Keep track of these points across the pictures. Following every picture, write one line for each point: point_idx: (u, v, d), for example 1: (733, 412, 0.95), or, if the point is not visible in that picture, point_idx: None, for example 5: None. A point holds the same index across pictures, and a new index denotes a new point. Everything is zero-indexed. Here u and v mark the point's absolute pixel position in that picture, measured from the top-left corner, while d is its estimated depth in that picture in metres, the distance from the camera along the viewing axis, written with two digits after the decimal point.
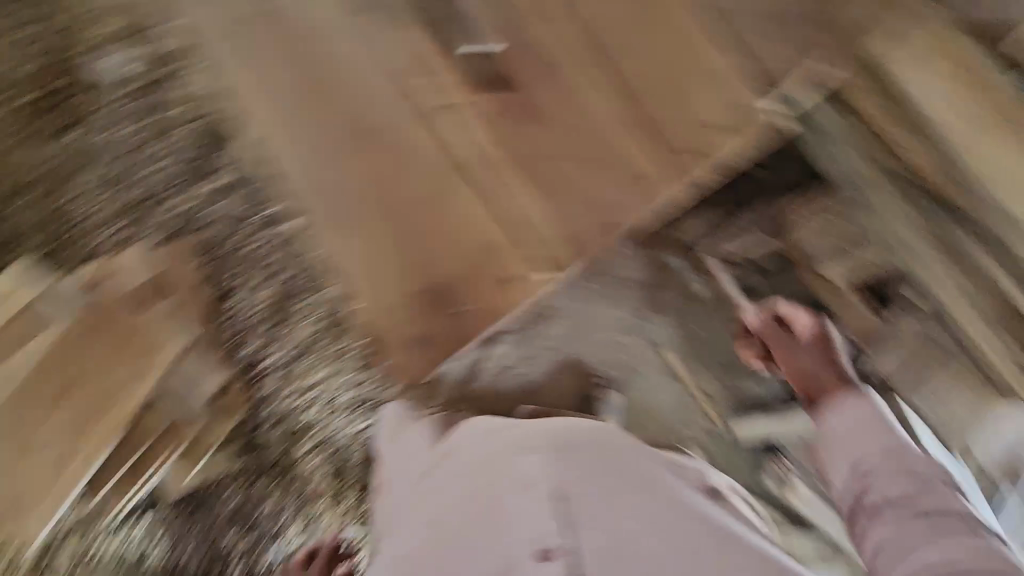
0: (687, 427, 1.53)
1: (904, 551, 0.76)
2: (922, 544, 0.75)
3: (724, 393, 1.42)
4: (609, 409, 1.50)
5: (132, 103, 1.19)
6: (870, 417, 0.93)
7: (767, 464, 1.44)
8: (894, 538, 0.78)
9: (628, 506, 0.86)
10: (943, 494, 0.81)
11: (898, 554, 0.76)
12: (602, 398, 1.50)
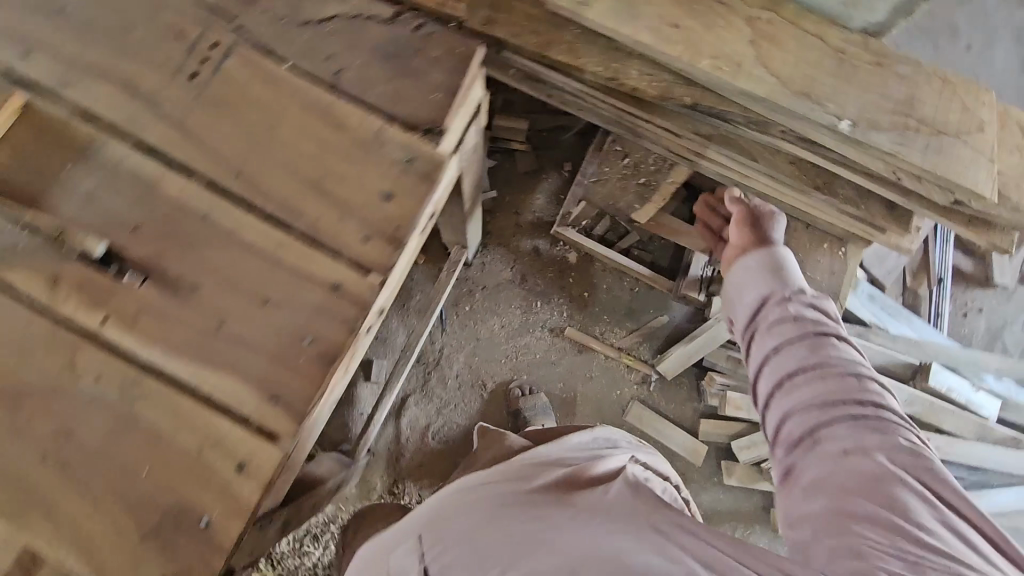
0: (622, 389, 1.54)
1: (781, 400, 0.74)
2: (803, 381, 0.73)
3: (614, 331, 1.55)
4: (541, 414, 1.47)
5: None
6: (776, 259, 0.89)
7: (701, 385, 1.52)
8: (780, 375, 0.75)
9: (510, 517, 0.64)
10: (818, 326, 0.77)
11: (779, 404, 0.74)
12: (529, 408, 1.46)
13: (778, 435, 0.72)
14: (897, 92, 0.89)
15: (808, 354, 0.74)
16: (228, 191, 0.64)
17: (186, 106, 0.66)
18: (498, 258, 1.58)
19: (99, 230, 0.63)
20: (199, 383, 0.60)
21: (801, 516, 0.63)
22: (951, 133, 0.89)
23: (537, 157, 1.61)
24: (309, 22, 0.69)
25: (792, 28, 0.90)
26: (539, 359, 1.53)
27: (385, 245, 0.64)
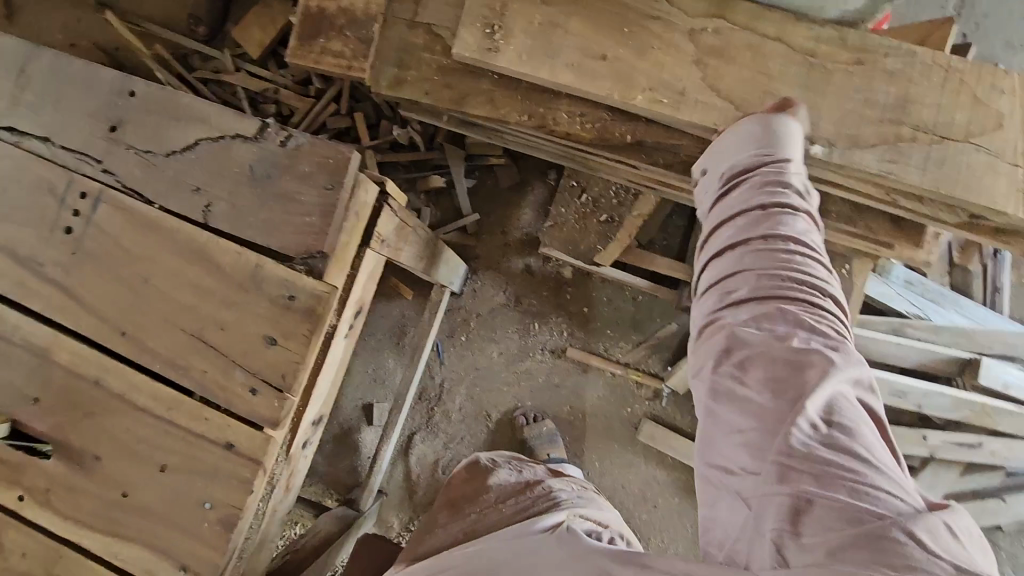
0: (633, 406, 1.45)
1: (736, 255, 0.56)
2: (771, 244, 0.55)
3: (615, 347, 1.47)
4: (548, 441, 1.42)
5: None
6: (778, 121, 0.63)
7: None
8: (745, 230, 0.57)
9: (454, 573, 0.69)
10: (791, 184, 0.59)
11: (732, 257, 0.57)
12: (534, 437, 1.42)
13: (717, 288, 0.56)
14: (883, 92, 0.73)
15: (778, 214, 0.57)
16: (119, 352, 0.63)
17: (74, 263, 0.66)
18: (483, 283, 1.51)
19: (6, 406, 0.64)
20: (112, 556, 0.60)
21: (727, 381, 0.51)
22: (955, 137, 0.72)
23: (518, 169, 1.50)
24: (175, 153, 0.66)
25: (745, 35, 0.75)
26: (543, 384, 1.48)
27: (272, 394, 0.61)
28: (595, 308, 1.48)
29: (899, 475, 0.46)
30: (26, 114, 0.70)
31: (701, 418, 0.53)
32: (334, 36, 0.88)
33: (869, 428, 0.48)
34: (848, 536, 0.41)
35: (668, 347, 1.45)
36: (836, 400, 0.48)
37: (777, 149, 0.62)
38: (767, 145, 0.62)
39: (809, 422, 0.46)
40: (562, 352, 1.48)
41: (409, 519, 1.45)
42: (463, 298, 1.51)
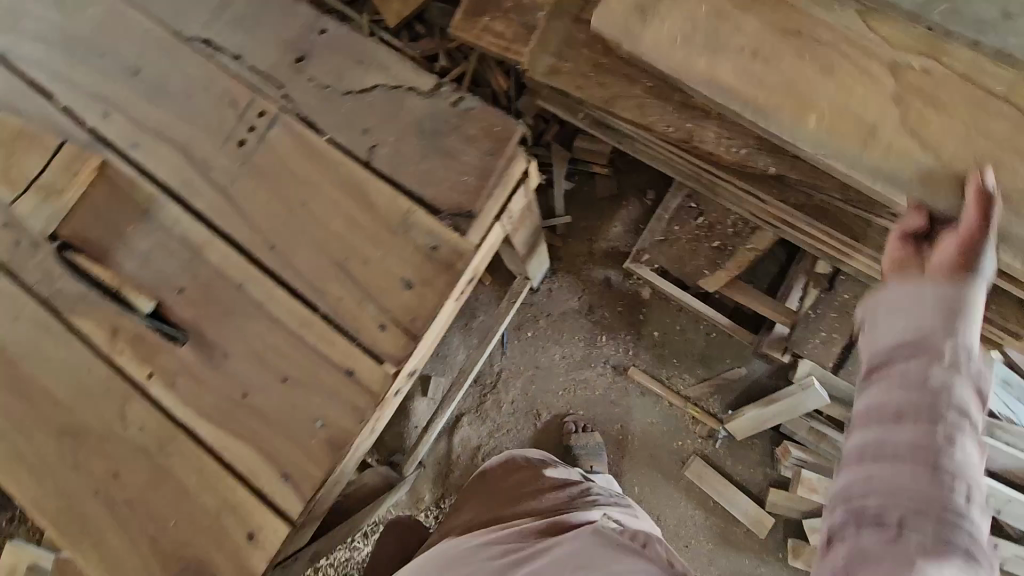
0: (684, 440, 1.43)
1: (890, 414, 0.52)
2: (907, 407, 0.51)
3: (679, 377, 1.45)
4: (592, 454, 1.41)
5: None
6: (949, 284, 0.55)
7: (776, 452, 1.36)
8: (886, 386, 0.53)
9: None
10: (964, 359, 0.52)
11: (885, 412, 0.52)
12: (580, 446, 1.41)
13: (863, 431, 0.53)
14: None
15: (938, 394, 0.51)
16: (265, 263, 0.67)
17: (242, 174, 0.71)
18: (560, 285, 1.52)
19: (152, 288, 0.69)
20: (223, 449, 0.64)
21: (847, 525, 0.50)
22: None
23: (619, 182, 1.51)
24: (351, 93, 0.71)
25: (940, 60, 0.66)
26: (599, 397, 1.47)
27: (400, 335, 0.64)
28: (666, 334, 1.47)
29: None
30: (224, 31, 0.76)
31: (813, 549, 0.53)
32: (499, 16, 0.91)
33: None
34: None
35: (733, 390, 1.43)
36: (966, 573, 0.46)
37: (942, 310, 0.54)
38: (927, 308, 0.54)
39: None
40: (624, 370, 1.47)
41: (437, 497, 1.46)
42: (537, 296, 1.53)
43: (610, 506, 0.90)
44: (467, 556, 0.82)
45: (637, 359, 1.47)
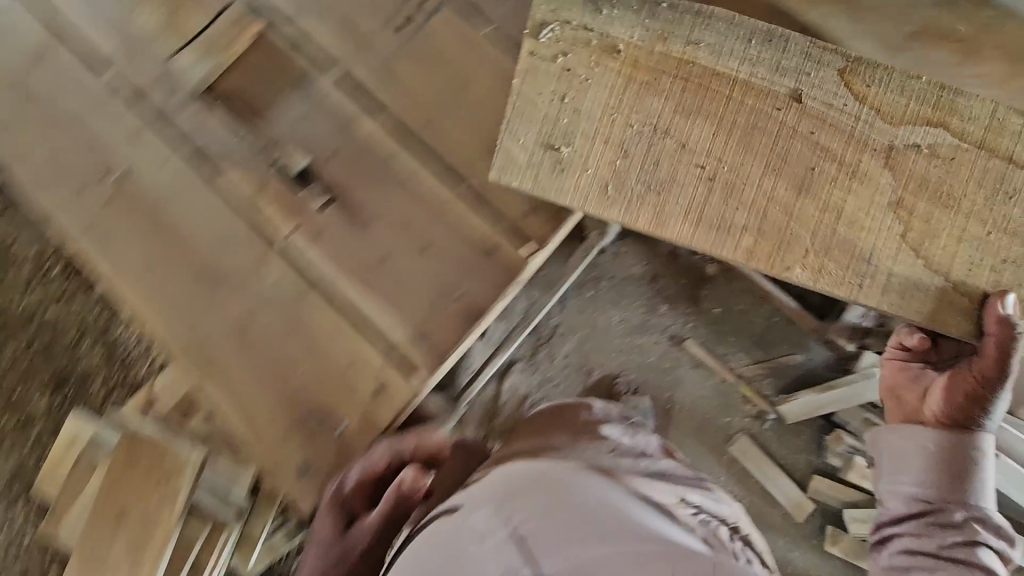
0: (733, 417, 1.44)
1: (906, 513, 1.05)
2: (913, 512, 1.05)
3: (734, 355, 1.45)
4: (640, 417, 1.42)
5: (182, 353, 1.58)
6: (929, 436, 1.06)
7: (825, 440, 1.38)
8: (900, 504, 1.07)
9: (551, 499, 0.84)
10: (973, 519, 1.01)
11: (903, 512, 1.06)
12: (629, 409, 1.42)
13: (895, 525, 1.06)
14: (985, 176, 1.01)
15: (961, 554, 0.98)
16: None
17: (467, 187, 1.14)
18: (627, 250, 1.51)
19: None
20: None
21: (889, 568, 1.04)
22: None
23: None
24: None
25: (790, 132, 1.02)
26: (652, 364, 1.48)
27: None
28: (728, 312, 1.47)
29: None
30: None
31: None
32: None
33: None
34: None
35: (788, 376, 1.43)
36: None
37: (927, 452, 1.06)
38: (916, 452, 1.07)
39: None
40: (681, 341, 1.47)
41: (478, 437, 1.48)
42: (602, 257, 1.51)
43: (646, 462, 1.03)
44: (532, 474, 0.92)
45: (696, 333, 1.47)
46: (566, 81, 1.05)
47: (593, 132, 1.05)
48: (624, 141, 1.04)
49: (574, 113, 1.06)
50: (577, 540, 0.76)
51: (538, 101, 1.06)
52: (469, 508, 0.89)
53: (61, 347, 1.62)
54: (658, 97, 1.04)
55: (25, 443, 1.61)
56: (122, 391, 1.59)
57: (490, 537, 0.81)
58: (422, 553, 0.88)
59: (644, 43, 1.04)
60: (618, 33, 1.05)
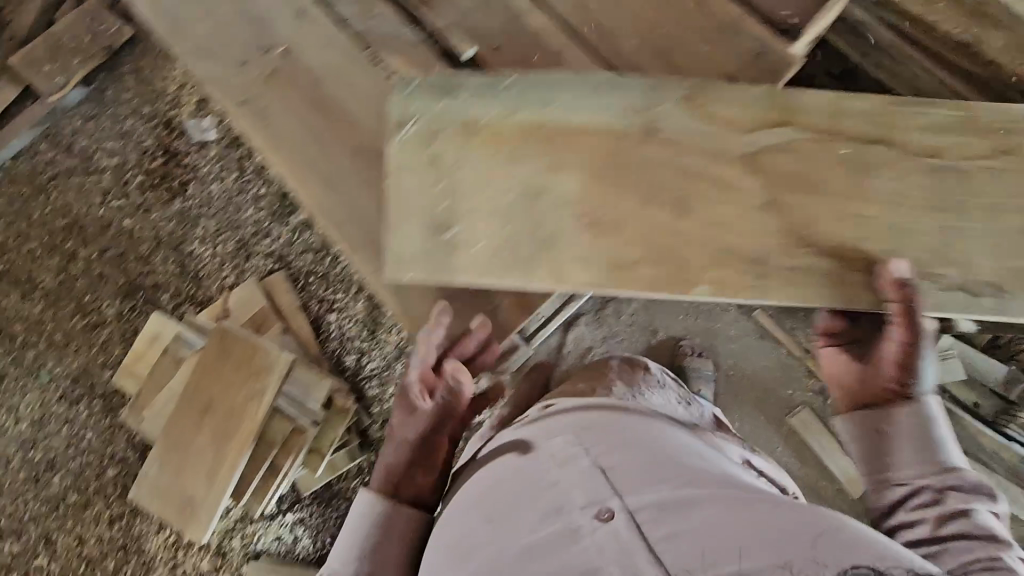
0: (795, 390, 1.45)
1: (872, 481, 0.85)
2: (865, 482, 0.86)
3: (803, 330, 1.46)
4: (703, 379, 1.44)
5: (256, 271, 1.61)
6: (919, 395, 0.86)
7: None
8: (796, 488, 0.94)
9: (633, 434, 0.78)
10: (951, 486, 0.79)
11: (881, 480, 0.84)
12: (694, 370, 1.43)
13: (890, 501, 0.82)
14: (946, 190, 0.97)
15: (958, 542, 0.73)
16: None
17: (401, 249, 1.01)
18: None
19: None
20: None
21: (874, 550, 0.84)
22: (941, 235, 0.97)
23: None
24: None
25: (744, 182, 0.99)
26: (718, 330, 1.48)
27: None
28: None
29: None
30: None
31: None
32: None
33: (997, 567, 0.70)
34: None
35: None
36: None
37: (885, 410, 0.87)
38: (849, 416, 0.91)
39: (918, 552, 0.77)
40: (751, 311, 1.48)
41: None
42: None
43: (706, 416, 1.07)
44: (606, 412, 0.84)
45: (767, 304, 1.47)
46: (490, 172, 1.00)
47: (530, 207, 1.00)
48: (541, 215, 1.00)
49: (512, 197, 1.00)
50: (672, 479, 0.69)
51: (458, 165, 1.01)
52: (537, 440, 0.82)
53: (134, 258, 1.67)
54: (565, 186, 0.99)
55: (93, 344, 1.65)
56: (192, 305, 1.63)
57: (568, 465, 0.74)
58: (484, 487, 0.81)
59: (520, 108, 1.00)
60: (490, 125, 1.00)
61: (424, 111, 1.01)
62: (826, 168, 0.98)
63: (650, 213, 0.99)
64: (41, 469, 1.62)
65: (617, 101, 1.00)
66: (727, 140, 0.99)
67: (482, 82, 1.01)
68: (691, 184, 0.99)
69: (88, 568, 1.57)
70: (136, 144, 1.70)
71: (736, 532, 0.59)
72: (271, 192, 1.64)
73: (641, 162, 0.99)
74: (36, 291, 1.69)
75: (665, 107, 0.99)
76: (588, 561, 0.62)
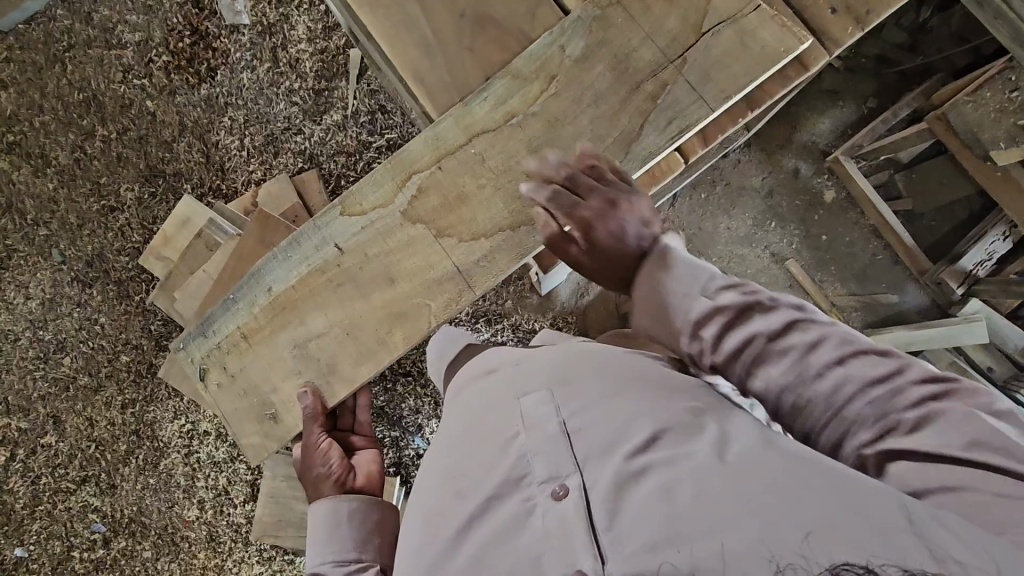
0: None
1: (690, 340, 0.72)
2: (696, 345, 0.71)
3: (831, 282, 1.47)
4: None
5: (285, 169, 1.57)
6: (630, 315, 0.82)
7: None
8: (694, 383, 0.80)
9: (610, 389, 0.75)
10: (711, 304, 0.71)
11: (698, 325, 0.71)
12: None
13: (726, 338, 0.68)
14: (628, 86, 0.86)
15: (770, 373, 0.65)
16: None
17: (285, 399, 0.97)
18: (750, 157, 1.48)
19: None
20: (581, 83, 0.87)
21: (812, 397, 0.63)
22: (636, 127, 0.86)
23: (847, 79, 1.47)
24: None
25: (443, 192, 0.90)
26: (750, 277, 1.49)
27: (847, 21, 0.85)
28: (834, 240, 1.47)
29: (863, 392, 0.61)
30: None
31: (823, 416, 0.62)
32: None
33: (871, 372, 0.61)
34: (867, 427, 0.60)
35: (880, 310, 1.46)
36: (906, 375, 0.61)
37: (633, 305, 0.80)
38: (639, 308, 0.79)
39: (816, 400, 0.62)
40: (784, 259, 1.48)
41: (571, 297, 1.52)
42: (726, 158, 1.48)
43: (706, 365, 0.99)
44: (594, 357, 0.81)
45: (799, 254, 1.48)
46: (283, 357, 0.97)
47: (312, 341, 0.95)
48: (370, 340, 0.93)
49: (349, 346, 0.94)
50: (640, 447, 0.66)
51: (250, 361, 0.98)
52: (509, 397, 0.80)
53: (155, 142, 1.60)
54: (361, 307, 0.93)
55: (109, 229, 1.60)
56: (216, 197, 1.58)
57: (533, 431, 0.73)
58: (464, 440, 0.81)
59: (308, 272, 0.95)
60: (321, 272, 0.94)
61: (203, 347, 1.02)
62: (514, 168, 0.88)
63: (441, 296, 0.91)
64: (50, 350, 1.59)
65: (335, 227, 0.94)
66: (414, 152, 0.91)
67: (222, 302, 1.01)
68: (448, 214, 0.90)
69: (98, 450, 1.57)
70: (161, 20, 1.59)
71: (688, 518, 0.56)
72: (306, 87, 1.57)
73: (367, 222, 0.93)
74: (50, 167, 1.61)
75: (358, 209, 0.93)
76: (535, 547, 0.64)
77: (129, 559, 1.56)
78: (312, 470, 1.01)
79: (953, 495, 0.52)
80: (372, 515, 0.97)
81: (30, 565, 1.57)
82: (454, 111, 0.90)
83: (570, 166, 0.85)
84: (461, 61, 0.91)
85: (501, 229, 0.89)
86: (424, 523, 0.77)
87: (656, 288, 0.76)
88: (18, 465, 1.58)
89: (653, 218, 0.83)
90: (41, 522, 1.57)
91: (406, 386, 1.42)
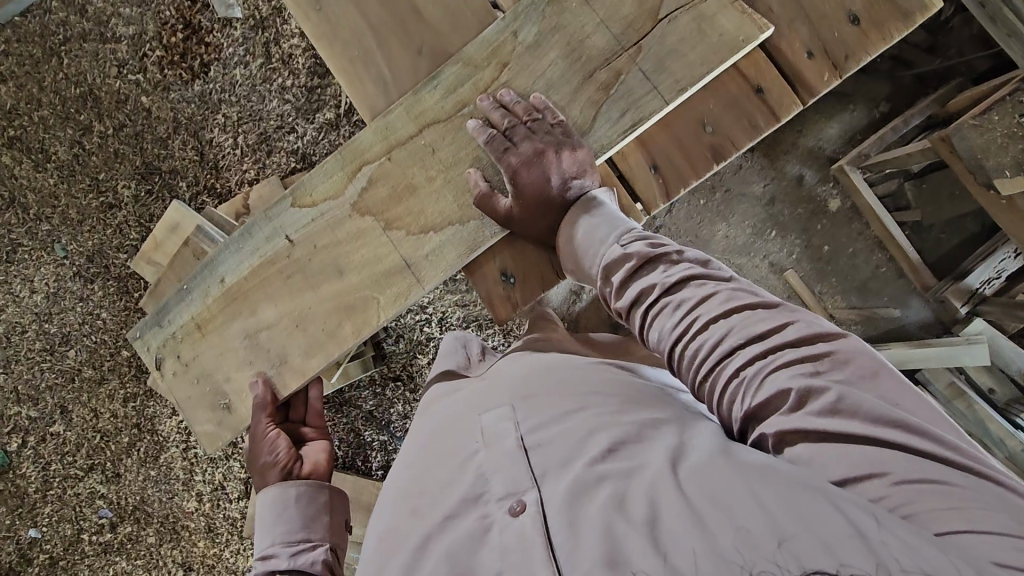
0: None
1: (612, 294, 0.81)
2: (616, 298, 0.80)
3: (831, 295, 1.43)
4: None
5: (279, 168, 1.56)
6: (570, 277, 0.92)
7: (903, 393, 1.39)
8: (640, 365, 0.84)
9: (568, 405, 0.75)
10: (624, 260, 0.79)
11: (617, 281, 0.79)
12: None
13: (633, 291, 0.77)
14: (581, 73, 0.93)
15: (668, 323, 0.73)
16: None
17: (237, 389, 1.01)
18: (748, 161, 1.42)
19: None
20: (550, 99, 0.93)
21: (710, 359, 0.68)
22: (588, 118, 0.92)
23: (858, 82, 1.39)
24: None
25: (392, 182, 0.96)
26: None
27: (825, 66, 0.91)
28: (835, 251, 1.42)
29: (749, 345, 0.66)
30: None
31: (724, 389, 0.67)
32: None
33: (760, 331, 0.66)
34: (768, 406, 0.62)
35: (881, 324, 1.42)
36: (791, 329, 0.66)
37: (569, 263, 0.89)
38: (575, 267, 0.88)
39: (717, 362, 0.68)
40: (784, 269, 1.43)
41: (562, 303, 1.52)
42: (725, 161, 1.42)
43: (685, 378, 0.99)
44: (555, 378, 0.83)
45: (799, 264, 1.43)
46: (235, 348, 1.01)
47: (272, 336, 1.00)
48: (319, 334, 0.98)
49: (298, 338, 0.99)
50: (596, 459, 0.65)
51: (220, 362, 1.02)
52: (469, 417, 0.81)
53: (150, 139, 1.60)
54: (310, 298, 0.98)
55: (108, 225, 1.62)
56: (211, 195, 1.59)
57: (490, 448, 0.72)
58: (426, 458, 0.79)
59: (258, 260, 1.00)
60: (284, 260, 0.99)
61: (159, 336, 1.06)
62: (463, 159, 0.94)
63: (389, 289, 0.96)
64: (55, 343, 1.64)
65: (287, 218, 1.00)
66: (367, 142, 0.98)
67: (176, 291, 1.05)
68: (397, 205, 0.96)
69: (103, 440, 1.62)
70: (154, 13, 1.57)
71: (644, 530, 0.54)
72: (298, 84, 1.54)
73: (319, 212, 0.99)
74: (49, 162, 1.62)
75: (308, 200, 1.00)
76: (493, 563, 0.60)
77: (135, 543, 1.64)
78: (259, 458, 1.01)
79: (876, 484, 0.54)
80: (319, 497, 0.98)
81: (43, 545, 1.66)
82: (408, 100, 0.97)
83: (514, 116, 0.91)
84: (412, 77, 0.99)
85: (449, 223, 0.95)
86: (380, 541, 0.74)
87: (585, 247, 0.85)
88: (30, 451, 1.65)
89: (585, 170, 0.89)
90: (52, 506, 1.64)
91: (396, 390, 1.45)
